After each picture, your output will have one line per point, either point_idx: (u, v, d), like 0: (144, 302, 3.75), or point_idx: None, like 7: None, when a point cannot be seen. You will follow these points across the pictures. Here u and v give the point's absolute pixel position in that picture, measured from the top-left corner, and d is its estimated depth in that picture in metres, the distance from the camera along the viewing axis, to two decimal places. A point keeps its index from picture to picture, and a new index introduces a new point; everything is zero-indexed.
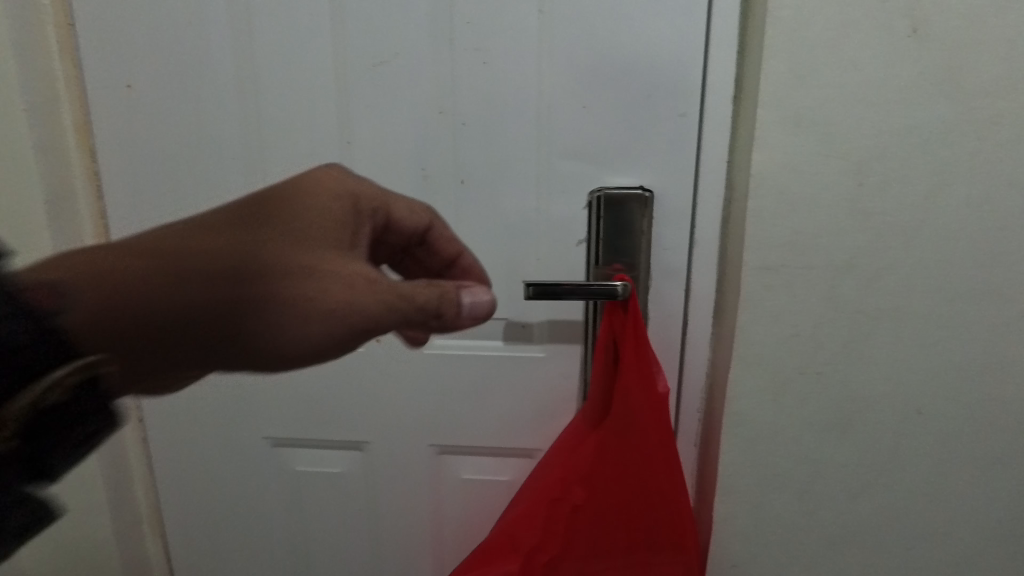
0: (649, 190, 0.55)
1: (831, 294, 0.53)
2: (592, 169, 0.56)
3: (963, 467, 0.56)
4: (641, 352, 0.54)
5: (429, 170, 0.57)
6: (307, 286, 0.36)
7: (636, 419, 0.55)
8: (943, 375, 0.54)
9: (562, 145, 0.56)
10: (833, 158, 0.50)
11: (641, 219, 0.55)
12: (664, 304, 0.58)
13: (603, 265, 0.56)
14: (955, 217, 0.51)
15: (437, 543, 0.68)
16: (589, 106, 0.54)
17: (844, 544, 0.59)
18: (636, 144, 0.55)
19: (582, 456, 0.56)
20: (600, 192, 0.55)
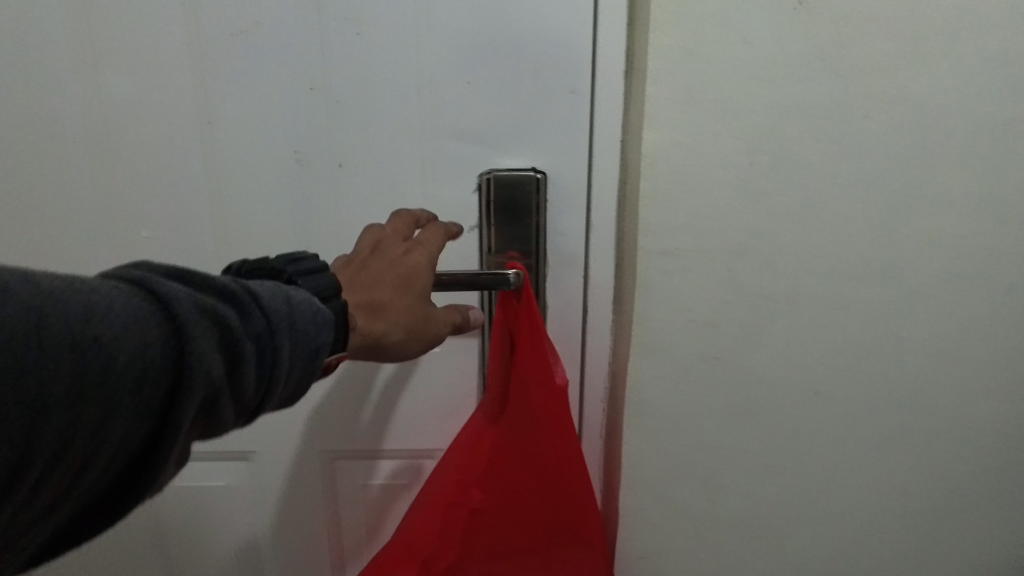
0: (542, 172, 0.52)
1: (726, 277, 0.52)
2: (480, 150, 0.52)
3: (862, 446, 0.56)
4: (535, 343, 0.51)
5: (302, 153, 0.52)
6: (406, 331, 0.42)
7: (534, 414, 0.52)
8: (839, 356, 0.54)
9: (448, 124, 0.51)
10: (724, 136, 0.48)
11: (535, 203, 0.52)
12: (562, 293, 0.55)
13: (497, 254, 0.53)
14: (845, 195, 0.50)
15: (338, 551, 0.64)
16: (474, 82, 0.50)
17: (749, 528, 0.59)
18: (526, 123, 0.51)
19: (479, 456, 0.53)
20: (489, 175, 0.51)
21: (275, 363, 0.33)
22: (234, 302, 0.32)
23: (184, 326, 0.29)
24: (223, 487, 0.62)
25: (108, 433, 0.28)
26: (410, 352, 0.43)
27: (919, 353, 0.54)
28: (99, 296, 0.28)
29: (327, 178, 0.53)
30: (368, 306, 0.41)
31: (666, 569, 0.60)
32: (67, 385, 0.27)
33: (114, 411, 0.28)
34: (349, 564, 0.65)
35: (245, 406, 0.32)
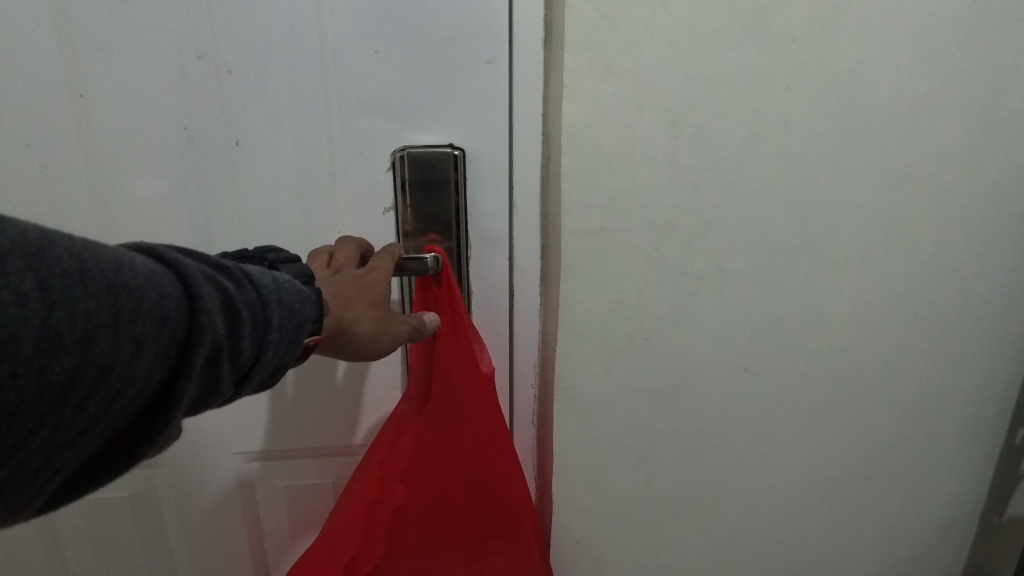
0: (460, 149, 0.49)
1: (652, 256, 0.50)
2: (391, 125, 0.48)
3: (791, 421, 0.56)
4: (458, 330, 0.49)
5: (193, 130, 0.48)
6: (374, 328, 0.40)
7: (460, 403, 0.50)
8: (765, 332, 0.53)
9: (356, 98, 0.47)
10: (646, 109, 0.46)
11: (454, 182, 0.49)
12: (487, 276, 0.53)
13: (416, 236, 0.50)
14: (768, 170, 0.49)
15: (260, 555, 0.61)
16: (381, 51, 0.46)
17: (681, 508, 0.58)
18: (441, 96, 0.48)
19: (404, 451, 0.50)
20: (403, 152, 0.48)
21: (269, 335, 0.32)
22: (231, 271, 0.32)
23: (191, 286, 0.29)
24: (128, 497, 0.58)
25: (113, 388, 0.26)
26: (375, 350, 0.41)
27: (843, 327, 0.54)
28: (112, 250, 0.28)
29: (223, 156, 0.49)
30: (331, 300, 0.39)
31: (602, 553, 0.59)
32: (81, 333, 0.25)
33: (123, 367, 0.26)
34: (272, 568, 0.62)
35: (236, 378, 0.31)
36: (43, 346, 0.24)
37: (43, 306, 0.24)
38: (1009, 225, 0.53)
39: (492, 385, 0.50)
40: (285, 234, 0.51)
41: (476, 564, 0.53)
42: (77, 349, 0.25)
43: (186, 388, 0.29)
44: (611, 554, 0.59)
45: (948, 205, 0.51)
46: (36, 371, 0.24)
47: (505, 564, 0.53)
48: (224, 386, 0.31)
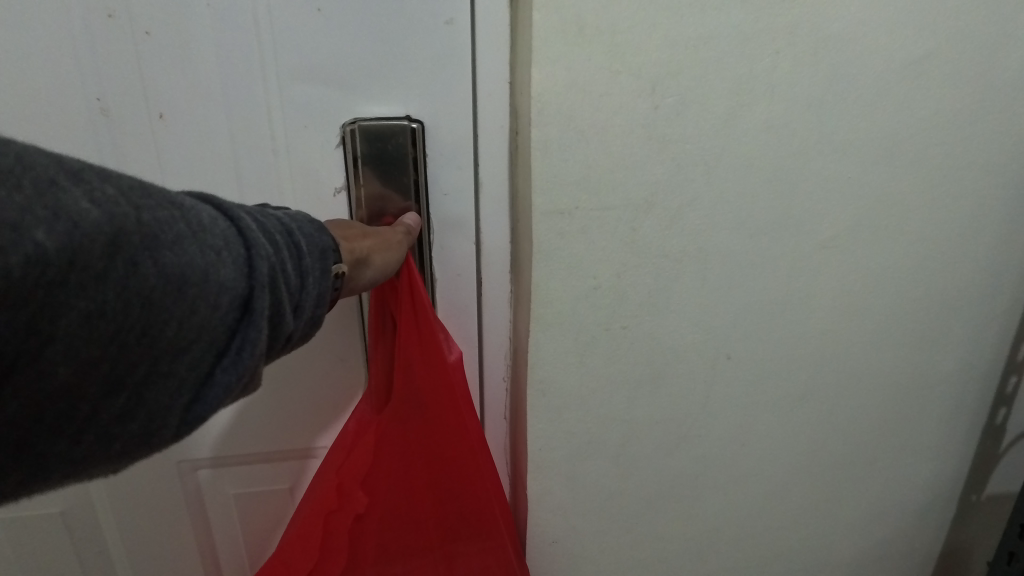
0: (418, 121, 0.44)
1: (630, 238, 0.46)
2: (338, 94, 0.43)
3: (772, 407, 0.54)
4: (420, 323, 0.44)
5: (107, 102, 0.42)
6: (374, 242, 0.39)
7: (423, 400, 0.46)
8: (747, 316, 0.51)
9: (296, 62, 0.42)
10: (623, 76, 0.42)
11: (412, 159, 0.44)
12: (450, 262, 0.48)
13: (371, 219, 0.45)
14: (753, 142, 0.45)
15: (212, 566, 0.57)
16: (324, 8, 0.40)
17: (661, 501, 0.56)
18: (394, 61, 0.42)
19: (362, 456, 0.46)
20: (354, 125, 0.43)
21: (305, 259, 0.32)
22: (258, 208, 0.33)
23: (232, 213, 0.30)
24: (60, 515, 0.53)
25: (204, 288, 0.27)
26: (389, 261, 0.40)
27: (827, 308, 0.51)
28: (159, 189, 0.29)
29: (145, 131, 0.43)
30: None
31: (578, 550, 0.57)
32: (168, 233, 0.26)
33: (206, 275, 0.27)
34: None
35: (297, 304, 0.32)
36: (141, 242, 0.25)
37: (133, 210, 0.25)
38: (997, 199, 0.51)
39: (460, 380, 0.46)
40: None
41: (445, 568, 0.50)
42: (171, 247, 0.26)
43: (260, 301, 0.28)
44: (588, 551, 0.57)
45: (936, 180, 0.49)
46: (141, 265, 0.25)
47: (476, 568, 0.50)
48: (288, 313, 0.31)
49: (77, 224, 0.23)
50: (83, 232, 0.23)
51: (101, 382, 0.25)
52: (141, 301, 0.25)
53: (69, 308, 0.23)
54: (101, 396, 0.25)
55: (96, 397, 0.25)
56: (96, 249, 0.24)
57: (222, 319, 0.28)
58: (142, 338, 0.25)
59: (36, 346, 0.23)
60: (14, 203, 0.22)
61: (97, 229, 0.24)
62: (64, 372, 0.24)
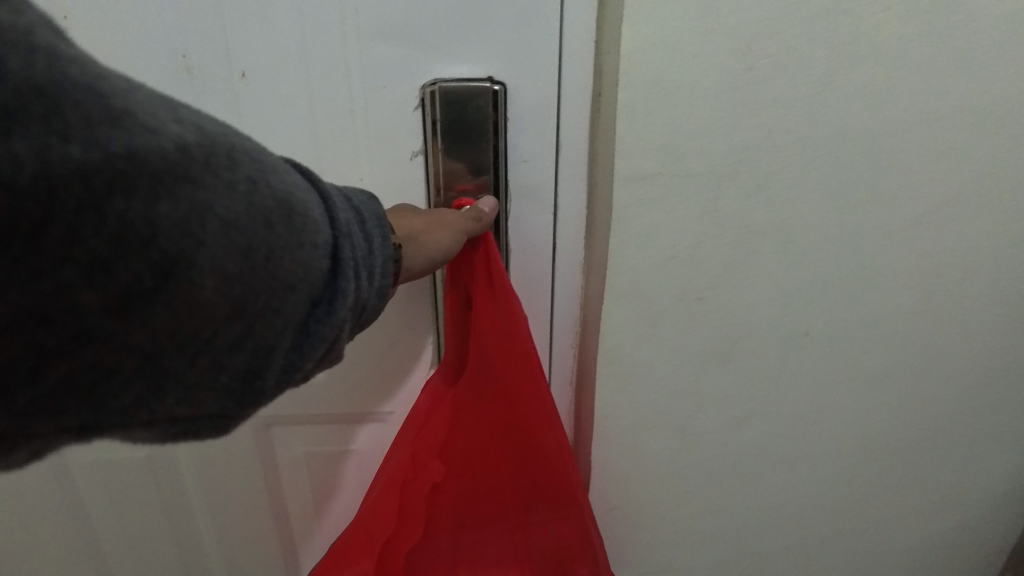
0: (500, 83, 0.42)
1: (712, 207, 0.45)
2: (417, 53, 0.42)
3: (847, 388, 0.52)
4: (494, 295, 0.44)
5: (191, 60, 0.42)
6: (427, 223, 0.40)
7: (498, 372, 0.46)
8: (830, 292, 0.48)
9: (377, 19, 0.41)
10: (718, 34, 0.39)
11: (493, 123, 0.42)
12: (524, 229, 0.47)
13: (447, 186, 0.44)
14: (853, 108, 0.42)
15: (282, 515, 0.60)
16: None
17: (724, 475, 0.55)
18: (477, 18, 0.41)
19: (437, 423, 0.48)
20: (435, 87, 0.42)
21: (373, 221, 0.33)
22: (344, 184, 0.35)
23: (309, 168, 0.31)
24: (145, 458, 0.56)
25: (311, 221, 0.28)
26: (444, 242, 0.40)
27: (916, 288, 0.49)
28: None
29: (226, 90, 0.43)
30: None
31: (636, 518, 0.57)
32: (275, 163, 0.28)
33: (308, 209, 0.28)
34: (294, 529, 0.61)
35: (376, 270, 0.31)
36: (256, 165, 0.27)
37: (236, 142, 0.27)
38: None
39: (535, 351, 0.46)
40: None
41: (520, 536, 0.50)
42: (281, 174, 0.28)
43: (347, 246, 0.29)
44: (646, 520, 0.57)
45: None
46: (260, 186, 0.26)
47: (552, 535, 0.50)
48: (365, 274, 0.31)
49: (205, 131, 0.25)
50: (211, 139, 0.25)
51: (223, 304, 0.26)
52: (262, 224, 0.26)
53: (201, 213, 0.24)
54: (220, 321, 0.26)
55: (216, 322, 0.26)
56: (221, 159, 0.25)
57: (321, 260, 0.28)
58: (261, 262, 0.26)
59: (171, 249, 0.24)
60: (154, 104, 0.24)
61: (218, 137, 0.26)
62: (195, 285, 0.25)
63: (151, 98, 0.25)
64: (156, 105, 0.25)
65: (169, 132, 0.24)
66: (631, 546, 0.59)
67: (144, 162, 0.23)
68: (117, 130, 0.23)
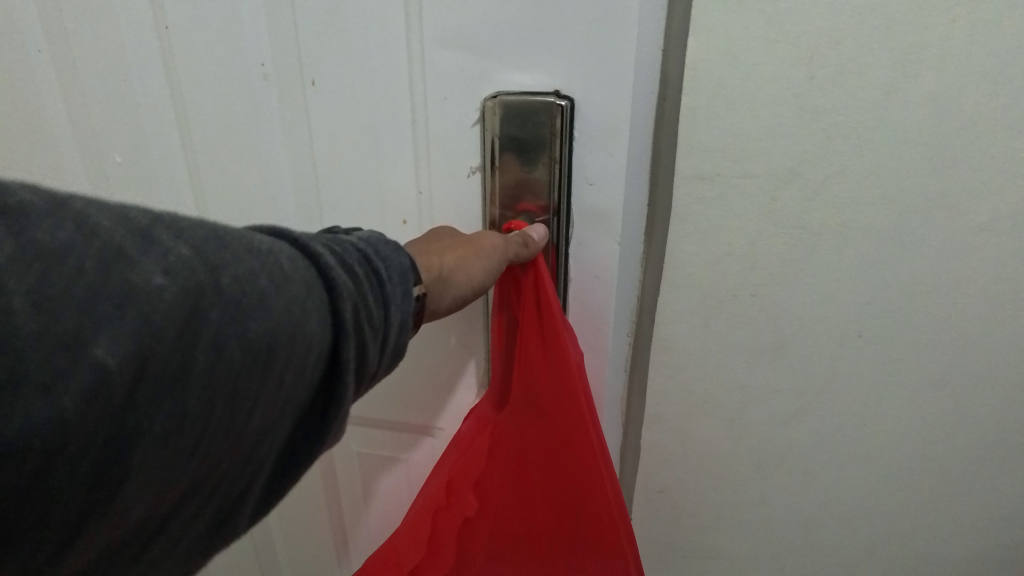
0: (567, 97, 0.45)
1: (770, 208, 0.47)
2: (486, 61, 0.46)
3: (902, 392, 0.53)
4: (543, 331, 0.50)
5: (268, 68, 0.51)
6: (464, 255, 0.45)
7: (545, 409, 0.51)
8: (887, 295, 0.49)
9: (461, 35, 0.46)
10: (781, 44, 0.42)
11: (553, 138, 0.46)
12: (587, 230, 0.49)
13: (508, 190, 0.48)
14: (915, 117, 0.43)
15: (334, 506, 0.70)
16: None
17: (771, 468, 0.57)
18: (553, 31, 0.44)
19: (477, 452, 0.54)
20: (496, 99, 0.46)
21: (385, 287, 0.35)
22: (334, 239, 0.36)
23: (307, 252, 0.34)
24: None
25: (290, 349, 0.30)
26: (477, 274, 0.45)
27: (979, 295, 0.49)
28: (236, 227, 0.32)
29: (302, 96, 0.51)
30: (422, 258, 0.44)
31: (683, 505, 0.60)
32: (248, 304, 0.30)
33: (285, 349, 0.30)
34: (344, 520, 0.71)
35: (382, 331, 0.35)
36: (213, 330, 0.28)
37: (188, 309, 0.28)
38: None
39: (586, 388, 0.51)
40: (375, 171, 0.53)
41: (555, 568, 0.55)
42: (246, 330, 0.29)
43: (342, 353, 0.33)
44: (692, 507, 0.60)
45: None
46: (216, 360, 0.29)
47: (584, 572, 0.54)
48: (369, 351, 0.34)
49: (151, 318, 0.27)
50: (148, 337, 0.27)
51: (183, 484, 0.29)
52: (224, 391, 0.29)
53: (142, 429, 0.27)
54: (185, 493, 0.30)
55: (180, 494, 0.30)
56: (164, 347, 0.27)
57: (293, 390, 0.32)
58: (221, 437, 0.29)
59: (118, 457, 0.27)
60: (93, 297, 0.26)
61: (166, 317, 0.27)
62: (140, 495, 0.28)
63: (82, 298, 0.26)
64: (87, 306, 0.26)
65: (93, 358, 0.26)
66: (677, 531, 0.62)
67: (60, 421, 0.25)
68: (27, 397, 0.25)
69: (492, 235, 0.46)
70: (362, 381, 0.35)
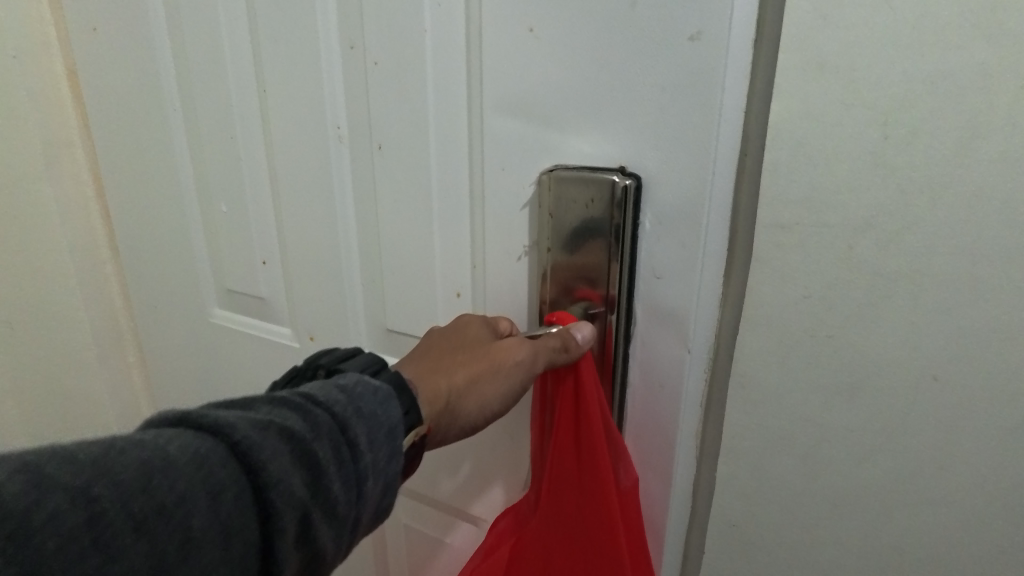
0: (633, 175, 0.54)
1: (847, 254, 0.51)
2: (540, 128, 0.57)
3: (985, 441, 0.53)
4: (580, 450, 0.60)
5: (342, 131, 0.69)
6: (477, 381, 0.55)
7: (571, 525, 0.61)
8: (964, 341, 0.51)
9: (544, 103, 0.56)
10: (856, 107, 0.47)
11: (612, 222, 0.55)
12: (655, 277, 0.56)
13: (569, 266, 0.59)
14: (990, 172, 0.46)
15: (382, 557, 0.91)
16: (535, 29, 0.54)
17: (847, 508, 0.59)
18: (636, 93, 0.52)
19: (506, 550, 0.65)
20: (558, 175, 0.56)
21: (341, 479, 0.41)
22: (283, 440, 0.39)
23: (247, 465, 0.37)
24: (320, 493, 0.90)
25: None
26: (489, 397, 0.55)
27: None
28: (147, 472, 0.35)
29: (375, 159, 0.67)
30: (443, 386, 0.54)
31: (756, 539, 0.62)
32: None
33: None
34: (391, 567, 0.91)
35: (341, 522, 0.41)
36: None
37: None
38: None
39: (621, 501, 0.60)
40: (457, 216, 0.65)
41: None
42: None
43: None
44: (767, 543, 0.62)
45: None
46: None
47: None
48: (324, 545, 0.40)
49: None
50: None
51: None
52: None
53: None
54: None
55: None
56: None
57: None
58: None
59: None
60: None
61: None
62: None
63: None
64: None
65: None
66: (751, 565, 0.64)
67: None
68: None
69: (516, 352, 0.56)
70: (325, 564, 0.41)
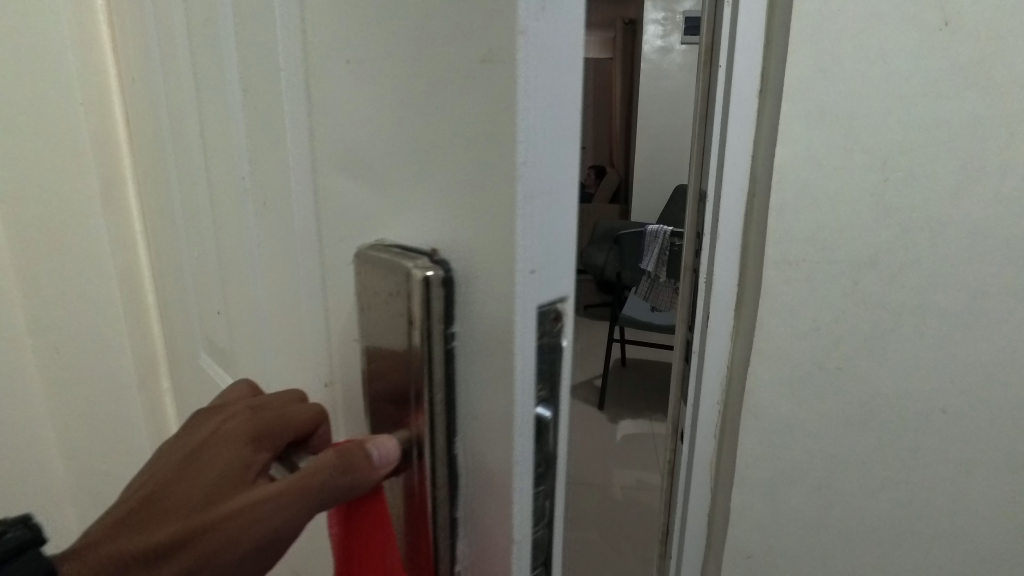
0: (443, 262, 0.25)
1: (853, 290, 0.53)
2: (378, 199, 0.27)
3: (994, 470, 0.55)
4: None
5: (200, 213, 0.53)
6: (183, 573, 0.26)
7: None
8: (967, 374, 0.53)
9: (347, 164, 0.29)
10: (856, 152, 0.50)
11: (417, 324, 0.25)
12: (479, 345, 0.24)
13: (377, 396, 0.29)
14: (983, 215, 0.49)
15: None
16: (353, 60, 0.27)
17: (862, 540, 0.60)
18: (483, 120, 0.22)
19: None
20: (362, 268, 0.28)
21: None
22: None
23: None
24: None
25: None
26: None
27: None
28: None
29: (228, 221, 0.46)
30: None
31: (772, 570, 0.63)
32: None
33: None
34: None
35: None
36: None
37: None
38: None
39: None
40: (287, 348, 0.39)
41: None
42: None
43: None
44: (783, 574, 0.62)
45: None
46: None
47: None
48: None
49: None
50: None
51: None
52: None
53: None
54: None
55: None
56: None
57: None
58: None
59: None
60: None
61: None
62: None
63: None
64: None
65: None
66: None
67: None
68: None
69: (274, 507, 0.27)
70: None
